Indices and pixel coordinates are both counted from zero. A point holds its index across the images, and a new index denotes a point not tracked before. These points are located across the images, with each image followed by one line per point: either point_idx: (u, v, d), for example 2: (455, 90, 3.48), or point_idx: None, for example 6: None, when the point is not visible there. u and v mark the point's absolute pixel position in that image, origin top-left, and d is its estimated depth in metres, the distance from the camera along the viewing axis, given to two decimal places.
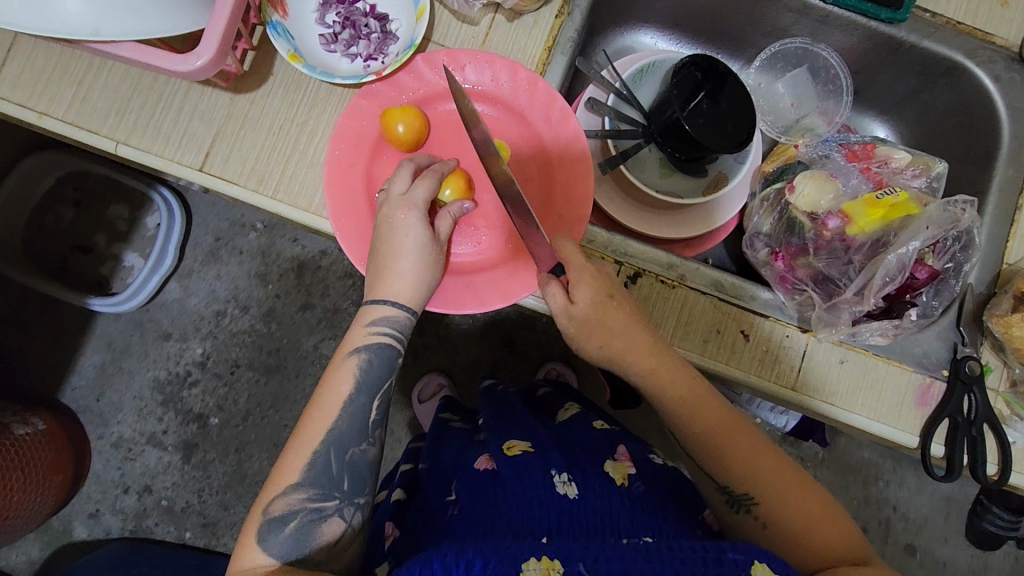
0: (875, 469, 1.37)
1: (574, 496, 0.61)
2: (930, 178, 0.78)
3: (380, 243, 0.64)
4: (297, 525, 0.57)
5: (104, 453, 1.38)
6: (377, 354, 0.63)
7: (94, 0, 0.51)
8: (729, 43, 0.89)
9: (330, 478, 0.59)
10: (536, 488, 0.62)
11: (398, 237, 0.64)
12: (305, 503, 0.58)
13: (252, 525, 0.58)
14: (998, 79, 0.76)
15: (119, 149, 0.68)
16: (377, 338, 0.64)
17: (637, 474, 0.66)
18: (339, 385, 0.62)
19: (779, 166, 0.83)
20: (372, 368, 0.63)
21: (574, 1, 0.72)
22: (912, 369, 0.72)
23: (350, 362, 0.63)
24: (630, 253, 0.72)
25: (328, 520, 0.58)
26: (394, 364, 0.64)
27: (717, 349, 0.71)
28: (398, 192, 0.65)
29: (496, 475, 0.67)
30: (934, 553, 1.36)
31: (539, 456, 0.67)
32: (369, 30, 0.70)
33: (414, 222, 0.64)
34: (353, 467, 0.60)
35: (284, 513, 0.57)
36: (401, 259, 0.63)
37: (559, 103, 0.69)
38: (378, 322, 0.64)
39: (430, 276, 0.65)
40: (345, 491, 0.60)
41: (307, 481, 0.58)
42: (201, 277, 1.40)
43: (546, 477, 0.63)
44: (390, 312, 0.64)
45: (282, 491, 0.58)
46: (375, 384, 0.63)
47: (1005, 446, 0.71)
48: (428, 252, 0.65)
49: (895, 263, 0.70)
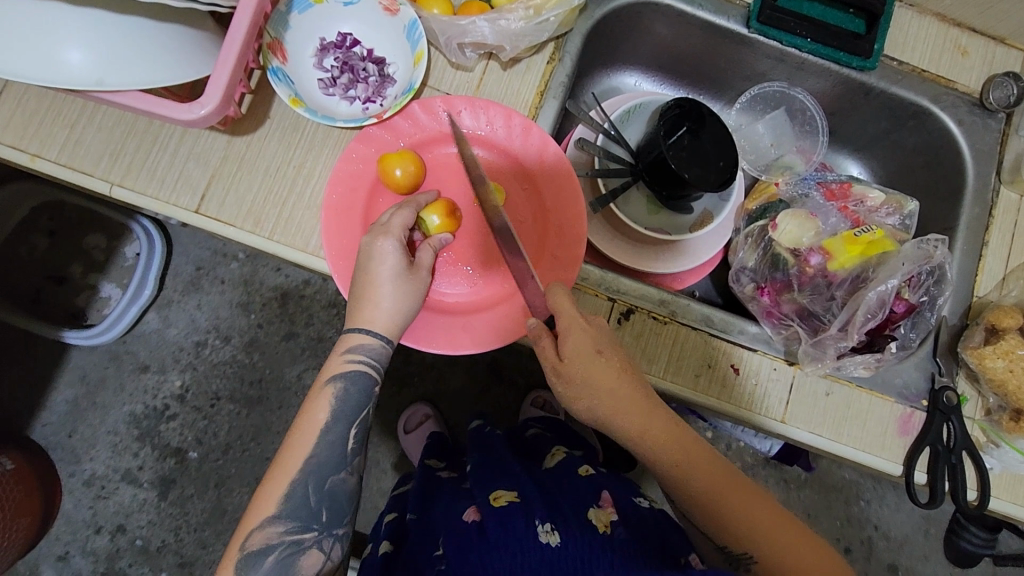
0: (856, 488, 1.40)
1: (554, 544, 0.63)
2: (903, 216, 0.82)
3: (364, 266, 0.63)
4: (277, 559, 0.56)
5: (76, 492, 1.33)
6: (354, 383, 0.62)
7: (96, 52, 0.52)
8: (710, 84, 0.93)
9: (308, 510, 0.58)
10: (518, 540, 0.64)
11: (377, 262, 0.63)
12: (283, 536, 0.57)
13: (229, 561, 0.56)
14: (961, 123, 0.81)
15: (113, 191, 0.67)
16: (352, 366, 0.62)
17: (619, 520, 0.67)
18: (316, 414, 0.61)
19: (761, 204, 0.86)
20: (349, 397, 0.62)
21: (565, 48, 0.75)
22: (893, 401, 0.75)
23: (326, 392, 0.61)
24: (622, 289, 0.74)
25: (306, 552, 0.57)
26: (371, 392, 0.63)
27: (709, 383, 0.73)
28: (381, 222, 0.65)
29: (481, 525, 0.69)
30: (916, 571, 1.39)
31: (522, 508, 0.69)
32: (367, 74, 0.71)
33: (391, 249, 0.63)
34: (332, 497, 0.60)
35: (261, 548, 0.56)
36: (382, 285, 0.62)
37: (551, 147, 0.71)
38: (354, 350, 0.63)
39: (413, 305, 0.64)
40: (323, 522, 0.59)
41: (286, 513, 0.57)
42: (181, 307, 1.38)
43: (529, 528, 0.65)
44: (366, 340, 0.63)
45: (259, 524, 0.57)
46: (353, 414, 0.62)
47: (984, 473, 0.73)
48: (411, 280, 0.64)
49: (876, 300, 0.74)
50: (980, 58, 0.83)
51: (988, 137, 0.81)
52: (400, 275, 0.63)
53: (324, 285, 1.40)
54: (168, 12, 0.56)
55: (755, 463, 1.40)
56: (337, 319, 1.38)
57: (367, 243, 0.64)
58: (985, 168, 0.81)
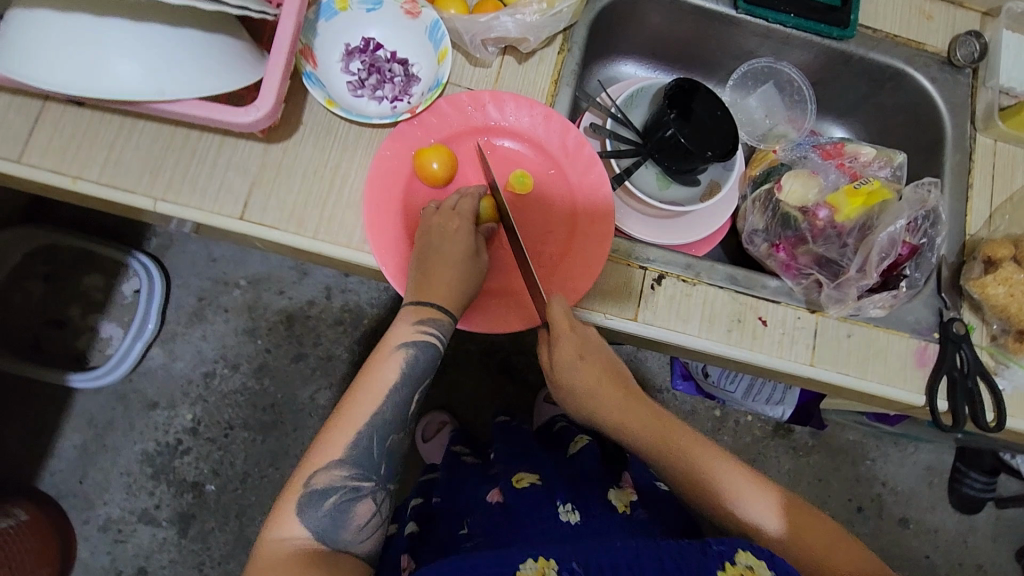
0: (862, 449, 1.46)
1: (574, 521, 0.72)
2: (894, 168, 0.89)
3: (436, 250, 0.68)
4: (336, 502, 0.58)
5: (92, 539, 1.30)
6: (424, 352, 0.65)
7: (157, 64, 0.55)
8: (701, 66, 1.00)
9: (370, 462, 0.61)
10: (544, 518, 0.73)
11: (451, 244, 0.68)
12: (346, 480, 0.59)
13: (290, 495, 0.59)
14: (935, 80, 0.88)
15: (158, 206, 0.69)
16: (424, 336, 0.65)
17: (636, 503, 0.77)
18: (386, 375, 0.63)
19: (764, 170, 0.91)
20: (419, 365, 0.65)
21: (572, 38, 0.80)
22: (908, 335, 0.80)
23: (398, 356, 0.64)
24: (651, 257, 0.78)
25: (362, 500, 0.60)
26: (435, 362, 0.66)
27: (740, 335, 0.78)
28: (450, 209, 0.71)
29: (507, 506, 0.76)
30: (925, 522, 1.45)
31: (546, 490, 0.77)
32: (393, 74, 0.75)
33: (463, 232, 0.69)
34: (390, 454, 0.62)
35: (324, 488, 0.59)
36: (455, 267, 0.68)
37: (573, 132, 0.76)
38: (426, 322, 0.65)
39: (475, 285, 0.69)
40: (380, 474, 0.62)
41: (350, 459, 0.60)
42: (185, 339, 1.37)
43: (552, 508, 0.74)
44: (437, 315, 0.66)
45: (324, 465, 0.59)
46: (418, 380, 0.65)
47: (999, 395, 0.78)
48: (475, 262, 0.70)
49: (886, 240, 0.80)
50: (944, 21, 0.91)
51: (959, 90, 0.89)
52: (471, 260, 0.69)
53: (328, 303, 1.40)
54: (228, 26, 0.60)
55: (766, 434, 1.45)
56: (345, 336, 1.39)
57: (444, 228, 0.69)
58: (960, 119, 0.88)
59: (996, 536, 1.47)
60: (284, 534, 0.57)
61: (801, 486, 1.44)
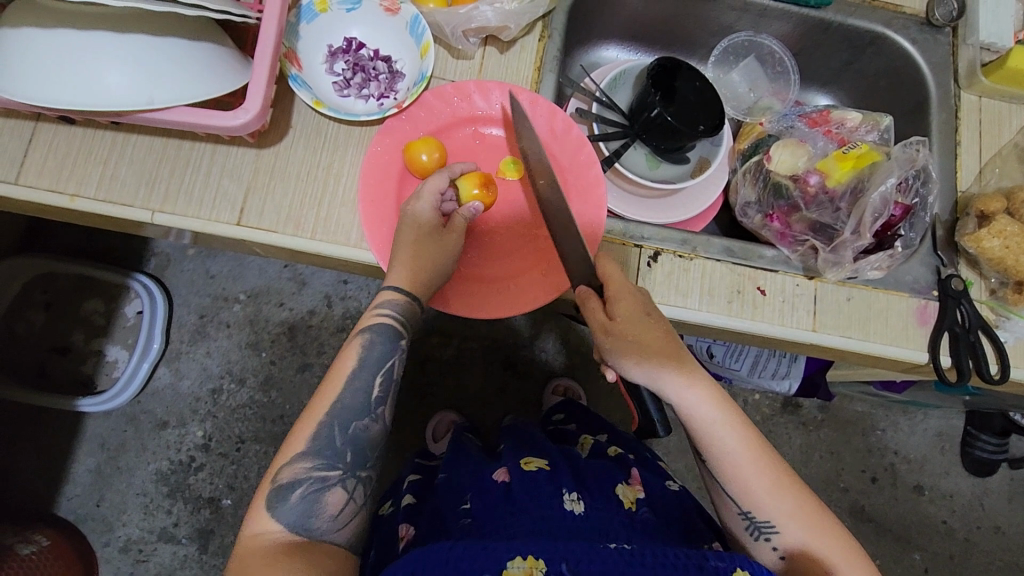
0: (870, 420, 1.47)
1: (578, 511, 0.70)
2: (880, 131, 0.89)
3: (405, 231, 0.68)
4: (303, 493, 0.59)
5: (114, 561, 1.31)
6: (380, 334, 0.65)
7: (144, 73, 0.56)
8: (682, 46, 1.01)
9: (333, 450, 0.61)
10: (545, 505, 0.72)
11: (415, 223, 0.68)
12: (310, 472, 0.60)
13: (260, 497, 0.59)
14: (914, 41, 0.89)
15: (155, 217, 0.69)
16: (379, 320, 0.66)
17: (645, 500, 0.75)
18: (344, 363, 0.64)
19: (752, 143, 0.92)
20: (375, 348, 0.65)
21: (552, 24, 0.81)
22: (908, 295, 0.81)
23: (354, 342, 0.65)
24: (646, 236, 0.79)
25: (330, 490, 0.60)
26: (397, 343, 0.66)
27: (741, 306, 0.78)
28: (422, 189, 0.70)
29: (509, 487, 0.76)
30: (939, 487, 1.45)
31: (550, 476, 0.77)
32: (377, 72, 0.75)
33: (426, 211, 0.69)
34: (356, 441, 0.62)
35: (291, 481, 0.59)
36: (423, 247, 0.67)
37: (560, 115, 0.76)
38: (383, 304, 0.66)
39: (445, 265, 0.69)
40: (347, 462, 0.61)
41: (313, 450, 0.60)
42: (190, 357, 1.38)
43: (555, 495, 0.73)
44: (393, 296, 0.66)
45: (289, 460, 0.60)
46: (380, 363, 0.65)
47: (1001, 346, 0.78)
48: (441, 241, 0.69)
49: (879, 200, 0.80)
50: None
51: (939, 49, 0.89)
52: (434, 238, 0.68)
53: (328, 312, 1.41)
54: (211, 33, 0.61)
55: (774, 412, 1.45)
56: None
57: (417, 210, 0.69)
58: (943, 78, 0.88)
59: (1012, 495, 1.46)
60: (260, 529, 0.58)
61: (813, 461, 1.44)
